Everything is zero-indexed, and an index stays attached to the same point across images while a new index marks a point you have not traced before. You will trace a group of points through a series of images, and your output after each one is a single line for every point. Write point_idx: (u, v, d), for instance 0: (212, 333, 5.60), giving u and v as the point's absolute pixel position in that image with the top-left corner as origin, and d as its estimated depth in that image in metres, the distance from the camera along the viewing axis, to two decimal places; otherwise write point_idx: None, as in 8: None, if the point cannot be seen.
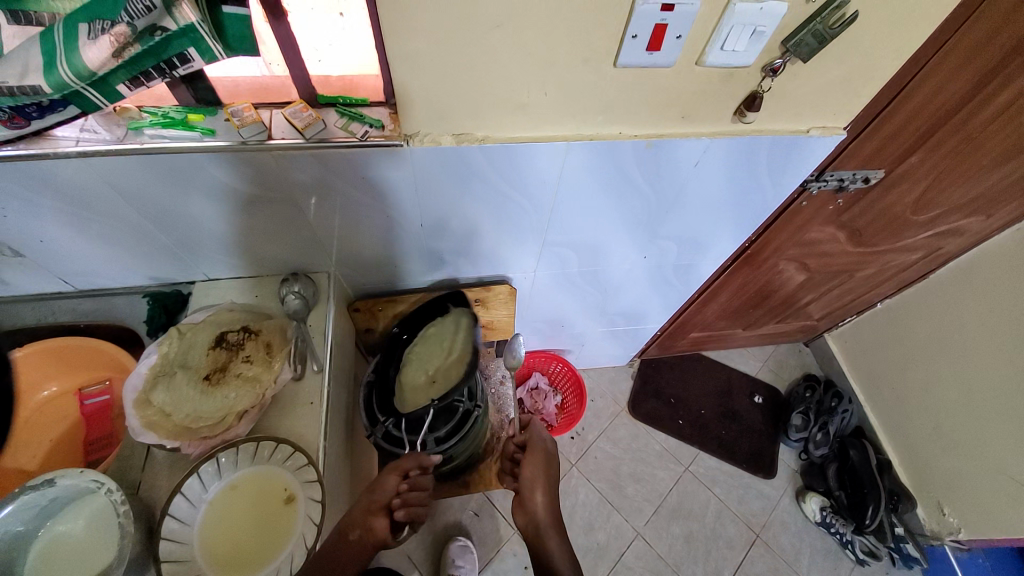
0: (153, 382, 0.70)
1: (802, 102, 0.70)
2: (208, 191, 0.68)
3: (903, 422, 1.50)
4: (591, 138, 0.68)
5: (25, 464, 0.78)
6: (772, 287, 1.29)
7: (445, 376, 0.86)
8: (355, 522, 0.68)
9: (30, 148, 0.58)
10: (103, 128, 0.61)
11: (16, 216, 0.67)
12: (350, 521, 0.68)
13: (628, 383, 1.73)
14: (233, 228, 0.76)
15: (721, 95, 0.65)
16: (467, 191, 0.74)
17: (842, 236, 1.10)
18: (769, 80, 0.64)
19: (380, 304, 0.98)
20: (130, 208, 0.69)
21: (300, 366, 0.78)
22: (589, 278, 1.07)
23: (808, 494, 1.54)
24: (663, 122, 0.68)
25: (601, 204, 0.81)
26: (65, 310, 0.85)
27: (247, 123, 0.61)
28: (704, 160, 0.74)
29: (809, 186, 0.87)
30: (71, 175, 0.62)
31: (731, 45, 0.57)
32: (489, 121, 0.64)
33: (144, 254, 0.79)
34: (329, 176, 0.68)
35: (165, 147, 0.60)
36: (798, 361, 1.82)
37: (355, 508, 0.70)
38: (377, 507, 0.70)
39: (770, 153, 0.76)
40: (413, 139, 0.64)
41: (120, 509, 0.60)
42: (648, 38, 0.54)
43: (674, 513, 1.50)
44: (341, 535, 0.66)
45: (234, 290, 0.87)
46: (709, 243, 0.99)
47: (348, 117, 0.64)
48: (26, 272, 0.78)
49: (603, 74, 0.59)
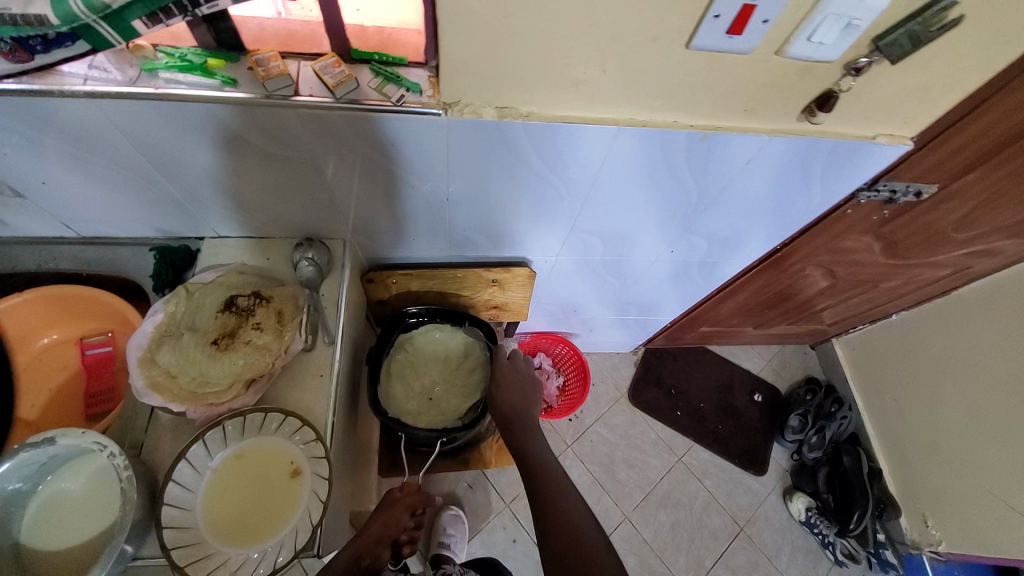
0: (160, 341, 0.69)
1: (875, 106, 0.64)
2: (224, 145, 0.63)
3: (899, 434, 1.51)
4: (644, 125, 0.62)
5: (24, 414, 0.76)
6: (793, 291, 1.26)
7: (440, 397, 0.96)
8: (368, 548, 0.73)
9: (32, 83, 0.53)
10: (114, 67, 0.55)
11: (16, 155, 0.62)
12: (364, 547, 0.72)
13: (630, 370, 1.72)
14: (247, 185, 0.71)
15: (791, 90, 0.60)
16: (501, 168, 0.69)
17: (876, 247, 1.05)
18: (849, 80, 0.58)
19: (392, 276, 0.94)
20: (140, 157, 0.64)
21: (311, 337, 0.75)
22: (611, 267, 1.03)
23: (795, 494, 1.57)
24: (723, 114, 0.63)
25: (638, 194, 0.76)
26: (66, 257, 0.81)
27: (272, 75, 0.55)
28: (758, 157, 0.69)
29: (859, 195, 0.82)
30: (77, 117, 0.56)
31: (819, 37, 0.52)
32: (537, 96, 0.59)
33: (152, 205, 0.74)
34: (356, 139, 0.62)
35: (182, 95, 0.55)
36: (802, 363, 1.81)
37: (369, 533, 0.74)
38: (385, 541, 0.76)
39: (829, 156, 0.71)
40: (452, 109, 0.59)
41: (123, 474, 0.59)
42: (732, 21, 0.49)
43: (663, 501, 1.53)
44: (356, 561, 0.71)
45: (244, 250, 0.82)
46: (743, 244, 0.95)
47: (382, 78, 0.58)
48: (25, 214, 0.74)
49: (671, 56, 0.54)
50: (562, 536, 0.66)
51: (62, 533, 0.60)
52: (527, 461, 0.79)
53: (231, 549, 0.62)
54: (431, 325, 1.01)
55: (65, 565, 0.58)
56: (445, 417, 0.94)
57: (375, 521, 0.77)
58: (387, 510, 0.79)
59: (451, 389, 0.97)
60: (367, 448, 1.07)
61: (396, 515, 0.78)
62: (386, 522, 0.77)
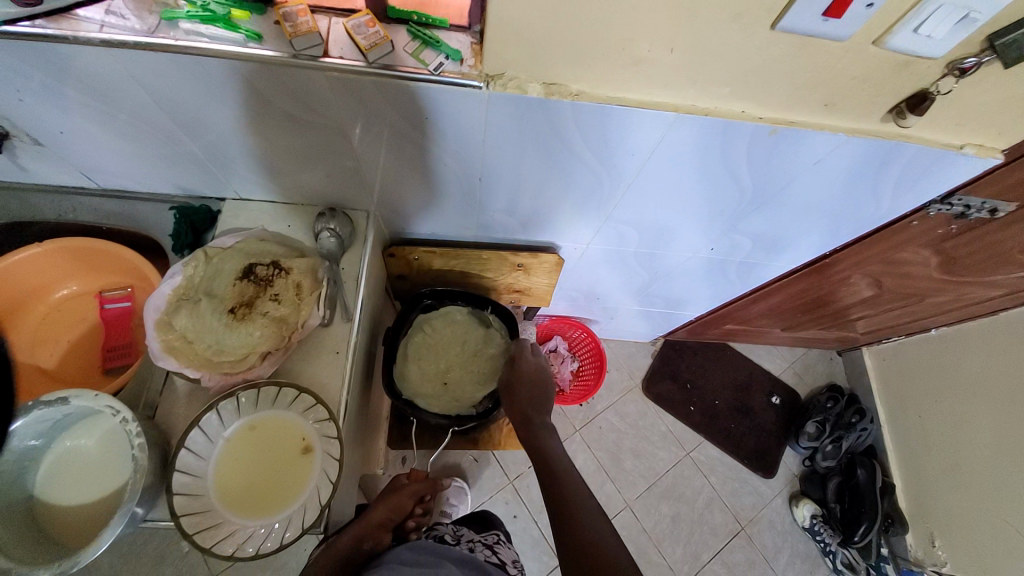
0: (176, 305, 0.67)
1: (972, 111, 0.56)
2: (246, 105, 0.59)
3: (919, 452, 1.46)
4: (706, 113, 0.56)
5: (43, 362, 0.78)
6: (832, 298, 1.19)
7: (456, 382, 0.94)
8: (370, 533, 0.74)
9: (48, 28, 0.49)
10: (134, 15, 0.51)
11: (32, 103, 0.59)
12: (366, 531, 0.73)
13: (646, 360, 1.69)
14: (269, 148, 0.67)
15: (881, 87, 0.53)
16: (541, 150, 0.64)
17: (933, 262, 0.97)
18: (950, 81, 0.51)
19: (414, 252, 0.90)
20: (159, 113, 0.60)
21: (328, 311, 0.73)
22: (643, 260, 0.98)
23: (802, 500, 1.54)
24: (798, 107, 0.56)
25: (687, 188, 0.70)
26: (87, 210, 0.79)
27: (301, 32, 0.50)
28: (828, 158, 0.62)
29: (929, 208, 0.74)
30: (91, 66, 0.53)
31: (927, 30, 0.44)
32: (590, 74, 0.52)
33: (173, 162, 0.71)
34: (387, 109, 0.58)
35: (202, 49, 0.50)
36: (826, 368, 1.75)
37: (371, 518, 0.76)
38: (389, 525, 0.79)
39: (906, 164, 0.63)
40: (495, 82, 0.53)
41: (136, 441, 0.58)
42: (831, 1, 0.42)
43: (666, 493, 1.51)
44: (358, 545, 0.71)
45: (265, 215, 0.80)
46: (790, 246, 0.88)
47: (420, 41, 0.52)
48: (46, 162, 0.72)
49: (750, 39, 0.47)
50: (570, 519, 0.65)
51: (77, 489, 0.61)
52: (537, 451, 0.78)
53: (240, 520, 0.61)
54: (451, 307, 0.99)
55: (81, 520, 0.60)
56: (457, 405, 0.94)
57: (378, 507, 0.80)
58: (390, 497, 0.83)
59: (466, 373, 0.94)
60: (377, 419, 1.07)
61: (401, 501, 0.83)
62: (391, 506, 0.81)
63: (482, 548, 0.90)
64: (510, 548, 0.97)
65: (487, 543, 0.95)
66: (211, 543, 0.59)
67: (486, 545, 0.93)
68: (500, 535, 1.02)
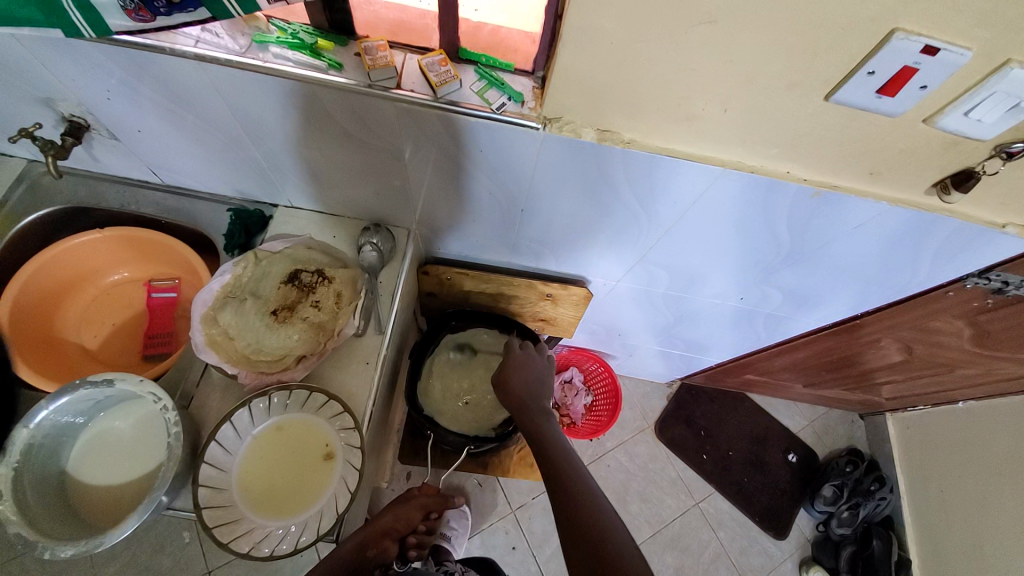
0: (222, 301, 0.70)
1: (1018, 192, 0.56)
2: (315, 122, 0.63)
3: (941, 529, 1.38)
4: (752, 170, 0.58)
5: (88, 342, 0.82)
6: (859, 359, 1.16)
7: (477, 400, 0.95)
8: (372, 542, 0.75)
9: (147, 39, 0.54)
10: (227, 34, 0.56)
11: (119, 102, 0.65)
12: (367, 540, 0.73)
13: (660, 402, 1.66)
14: (329, 163, 0.71)
15: (927, 161, 0.54)
16: (585, 190, 0.66)
17: (966, 334, 0.95)
18: (997, 162, 0.52)
19: (448, 273, 0.93)
20: (234, 121, 0.65)
21: (363, 323, 0.75)
22: (670, 301, 0.99)
23: (813, 567, 1.47)
24: (842, 173, 0.57)
25: (722, 238, 0.72)
26: (149, 202, 0.84)
27: (378, 65, 0.54)
28: (870, 223, 0.63)
29: (966, 280, 0.73)
30: (184, 75, 0.58)
31: (978, 114, 0.45)
32: (642, 124, 0.55)
33: (237, 167, 0.76)
34: (446, 138, 0.61)
35: (286, 71, 0.55)
36: (847, 431, 1.69)
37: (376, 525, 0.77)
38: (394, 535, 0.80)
39: (947, 236, 0.64)
40: (551, 124, 0.56)
41: (173, 429, 0.60)
42: (885, 81, 0.44)
43: (671, 543, 1.46)
44: (359, 551, 0.71)
45: (313, 224, 0.84)
46: (821, 304, 0.88)
47: (486, 82, 0.56)
48: (117, 155, 0.77)
49: (802, 107, 0.49)
50: (595, 551, 0.56)
51: (107, 470, 0.63)
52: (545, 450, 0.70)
53: (257, 519, 0.63)
54: (478, 328, 1.01)
55: (107, 501, 0.62)
56: (477, 424, 0.94)
57: (383, 515, 0.80)
58: (401, 506, 0.83)
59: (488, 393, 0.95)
60: (391, 431, 1.08)
61: (408, 512, 0.83)
62: (397, 515, 0.81)
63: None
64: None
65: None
66: (228, 539, 0.61)
67: None
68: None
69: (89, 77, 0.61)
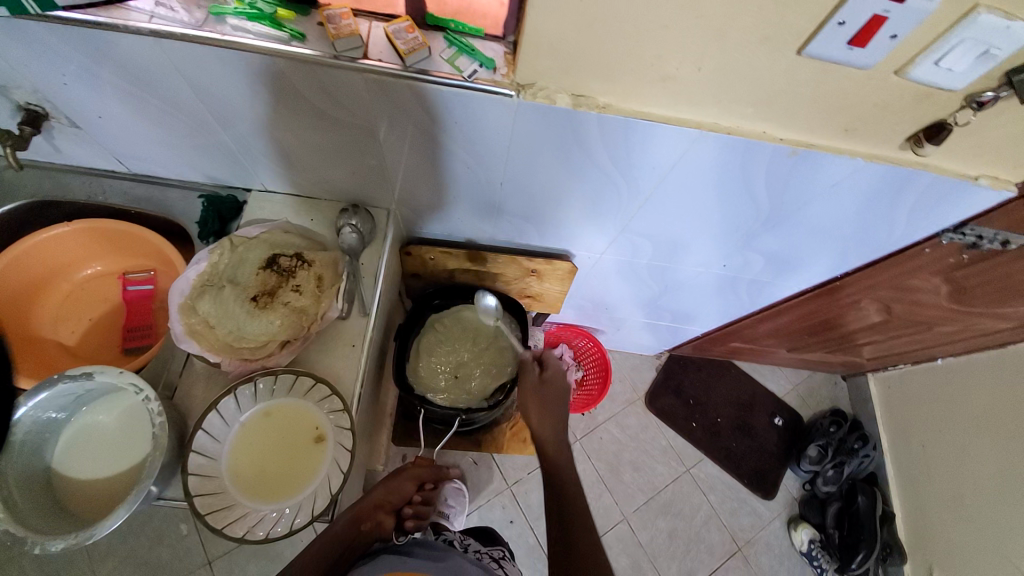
0: (200, 290, 0.69)
1: (989, 143, 0.57)
2: (282, 101, 0.61)
3: (922, 481, 1.44)
4: (728, 132, 0.57)
5: (65, 339, 0.80)
6: (840, 321, 1.19)
7: (466, 374, 0.96)
8: (367, 515, 0.74)
9: (98, 16, 0.51)
10: (182, 8, 0.53)
11: (76, 87, 0.62)
12: (364, 512, 0.73)
13: (650, 374, 1.69)
14: (300, 142, 0.69)
15: (901, 114, 0.54)
16: (564, 160, 0.65)
17: (943, 290, 0.97)
18: (968, 113, 0.52)
19: (431, 253, 0.93)
20: (198, 102, 0.63)
21: (346, 305, 0.74)
22: (655, 272, 0.99)
23: (800, 524, 1.52)
24: (818, 131, 0.57)
25: (703, 204, 0.72)
26: (117, 192, 0.81)
27: (343, 34, 0.52)
28: (846, 181, 0.64)
29: (942, 236, 0.75)
30: (140, 54, 0.55)
31: (949, 63, 0.46)
32: (617, 87, 0.54)
33: (206, 152, 0.74)
34: (419, 110, 0.59)
35: (247, 44, 0.52)
36: (830, 392, 1.74)
37: (369, 498, 0.76)
38: (389, 507, 0.80)
39: (922, 191, 0.64)
40: (525, 91, 0.55)
41: (157, 419, 0.60)
42: (856, 31, 0.43)
43: (664, 508, 1.50)
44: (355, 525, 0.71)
45: (289, 208, 0.82)
46: (800, 267, 0.89)
47: (457, 48, 0.55)
48: (80, 144, 0.74)
49: (775, 63, 0.49)
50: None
51: (94, 464, 0.62)
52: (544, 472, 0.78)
53: (251, 503, 0.63)
54: (461, 304, 1.01)
55: (96, 495, 0.61)
56: (467, 398, 0.95)
57: (377, 489, 0.80)
58: (392, 481, 0.83)
59: (477, 366, 0.96)
60: (383, 414, 1.08)
61: (400, 484, 0.83)
62: (390, 490, 0.81)
63: (489, 561, 0.91)
64: (515, 566, 0.97)
65: (494, 557, 0.95)
66: (222, 525, 0.61)
67: (493, 558, 0.94)
68: (505, 553, 1.01)
69: (41, 61, 0.58)
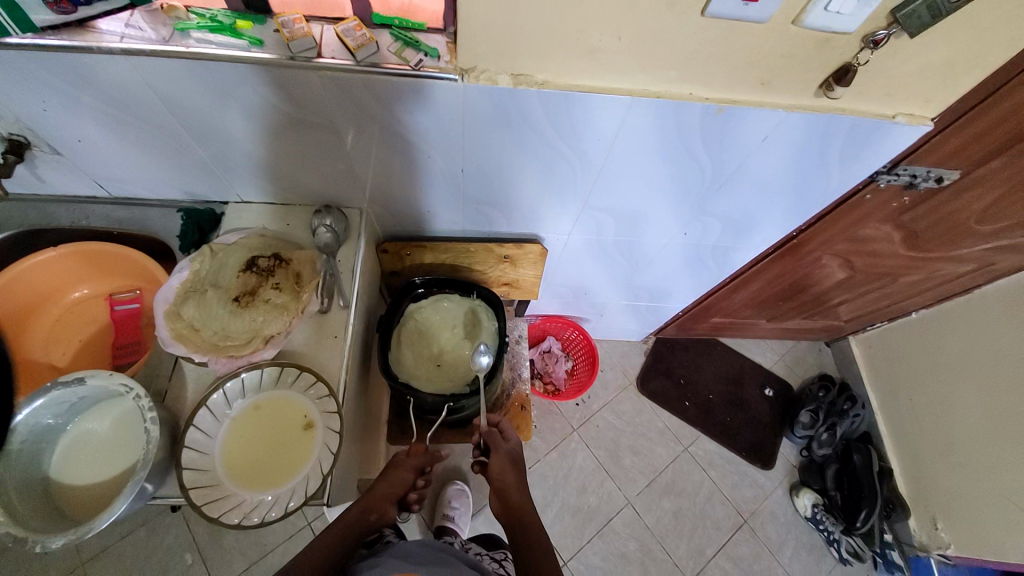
0: (184, 296, 0.72)
1: (895, 82, 0.63)
2: (249, 109, 0.65)
3: (915, 435, 1.46)
4: (658, 96, 0.63)
5: (58, 359, 0.82)
6: (809, 281, 1.24)
7: (447, 362, 0.97)
8: (376, 504, 0.76)
9: (72, 39, 0.55)
10: (149, 27, 0.58)
11: (56, 113, 0.66)
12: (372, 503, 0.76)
13: (639, 358, 1.73)
14: (269, 150, 0.73)
15: (808, 62, 0.60)
16: (515, 140, 0.70)
17: (896, 237, 1.03)
18: (867, 53, 0.58)
19: (407, 248, 0.97)
20: (171, 117, 0.67)
21: (327, 299, 0.78)
22: (622, 248, 1.03)
23: (802, 490, 1.54)
24: (739, 87, 0.63)
25: (651, 169, 0.76)
26: (98, 216, 0.85)
27: (297, 36, 0.57)
28: (774, 134, 0.69)
29: (879, 178, 0.81)
30: (112, 74, 0.59)
31: (836, 6, 0.51)
32: (552, 64, 0.60)
33: (182, 168, 0.78)
34: (375, 105, 0.64)
35: (212, 54, 0.57)
36: (816, 359, 1.78)
37: (376, 492, 0.78)
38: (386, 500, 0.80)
39: (847, 135, 0.70)
40: (469, 74, 0.60)
41: (148, 415, 0.62)
42: None
43: (667, 489, 1.52)
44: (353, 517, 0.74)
45: (265, 216, 0.86)
46: (757, 227, 0.94)
47: (403, 43, 0.59)
48: (61, 171, 0.78)
49: (686, 24, 0.54)
50: None
51: (87, 470, 0.64)
52: (512, 508, 0.83)
53: (246, 492, 0.65)
54: (439, 293, 1.03)
55: (89, 498, 0.63)
56: (452, 383, 0.96)
57: (378, 483, 0.80)
58: (391, 472, 0.81)
59: (457, 354, 0.98)
60: (376, 415, 1.10)
61: (401, 478, 0.81)
62: (391, 483, 0.80)
63: (489, 563, 0.90)
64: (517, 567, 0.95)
65: (494, 558, 0.94)
66: (218, 514, 0.63)
67: (493, 560, 0.92)
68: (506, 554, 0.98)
69: (21, 90, 0.62)
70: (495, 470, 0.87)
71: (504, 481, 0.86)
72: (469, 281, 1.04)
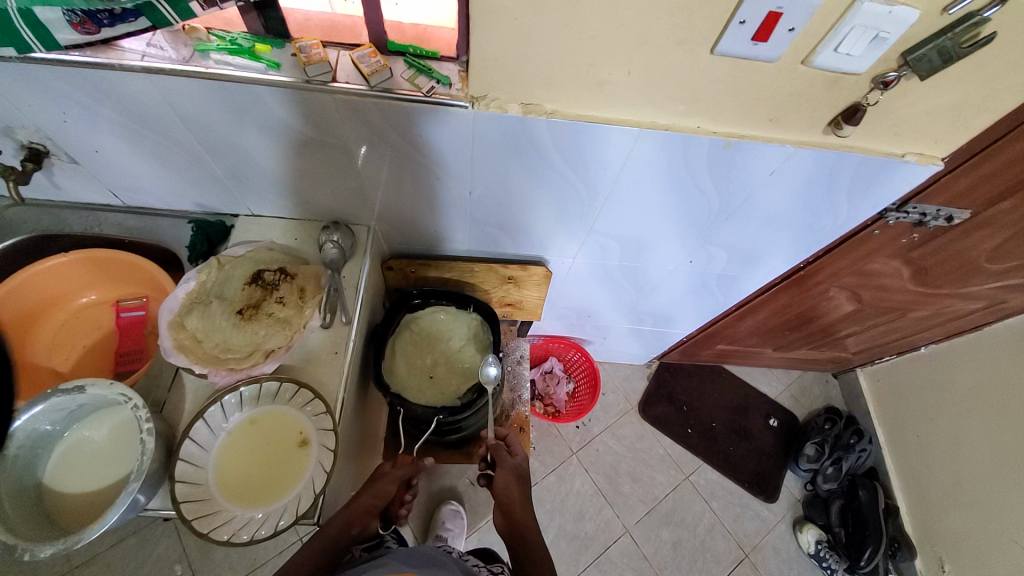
0: (189, 307, 0.72)
1: (905, 121, 0.63)
2: (263, 128, 0.66)
3: (921, 471, 1.42)
4: (666, 129, 0.64)
5: (59, 365, 0.82)
6: (815, 313, 1.22)
7: (441, 375, 0.95)
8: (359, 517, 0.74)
9: (96, 57, 0.57)
10: (170, 46, 0.59)
11: (75, 123, 0.67)
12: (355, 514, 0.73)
13: (641, 383, 1.71)
14: (281, 167, 0.74)
15: (816, 101, 0.60)
16: (523, 166, 0.71)
17: (905, 273, 1.02)
18: (877, 93, 0.58)
19: (412, 266, 0.98)
20: (188, 133, 0.68)
21: (329, 315, 0.78)
22: (627, 273, 1.03)
23: (806, 525, 1.50)
24: (746, 123, 0.63)
25: (658, 198, 0.77)
26: (111, 223, 0.87)
27: (313, 61, 0.58)
28: (782, 169, 0.69)
29: (887, 215, 0.80)
30: (132, 90, 0.61)
31: (846, 48, 0.52)
32: (561, 95, 0.60)
33: (195, 180, 0.79)
34: (386, 127, 0.65)
35: (230, 76, 0.58)
36: (822, 392, 1.75)
37: (359, 504, 0.75)
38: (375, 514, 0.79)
39: (855, 172, 0.70)
40: (478, 102, 0.61)
41: (144, 426, 0.62)
42: (757, 27, 0.49)
43: (666, 518, 1.48)
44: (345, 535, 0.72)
45: (273, 230, 0.87)
46: (760, 259, 0.94)
47: (416, 70, 0.61)
48: (77, 180, 0.80)
49: (695, 61, 0.55)
50: None
51: (81, 478, 0.64)
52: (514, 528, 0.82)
53: (239, 509, 0.64)
54: (437, 306, 1.02)
55: (79, 507, 0.63)
56: (443, 397, 0.93)
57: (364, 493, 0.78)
58: (376, 482, 0.80)
59: (452, 368, 0.97)
60: (373, 432, 1.09)
61: (384, 488, 0.80)
62: (375, 494, 0.78)
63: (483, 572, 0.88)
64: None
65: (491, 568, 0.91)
66: (207, 529, 0.62)
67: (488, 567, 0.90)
68: (505, 565, 0.94)
69: (43, 101, 0.63)
70: (501, 488, 0.86)
71: (510, 499, 0.84)
72: (468, 296, 1.02)
